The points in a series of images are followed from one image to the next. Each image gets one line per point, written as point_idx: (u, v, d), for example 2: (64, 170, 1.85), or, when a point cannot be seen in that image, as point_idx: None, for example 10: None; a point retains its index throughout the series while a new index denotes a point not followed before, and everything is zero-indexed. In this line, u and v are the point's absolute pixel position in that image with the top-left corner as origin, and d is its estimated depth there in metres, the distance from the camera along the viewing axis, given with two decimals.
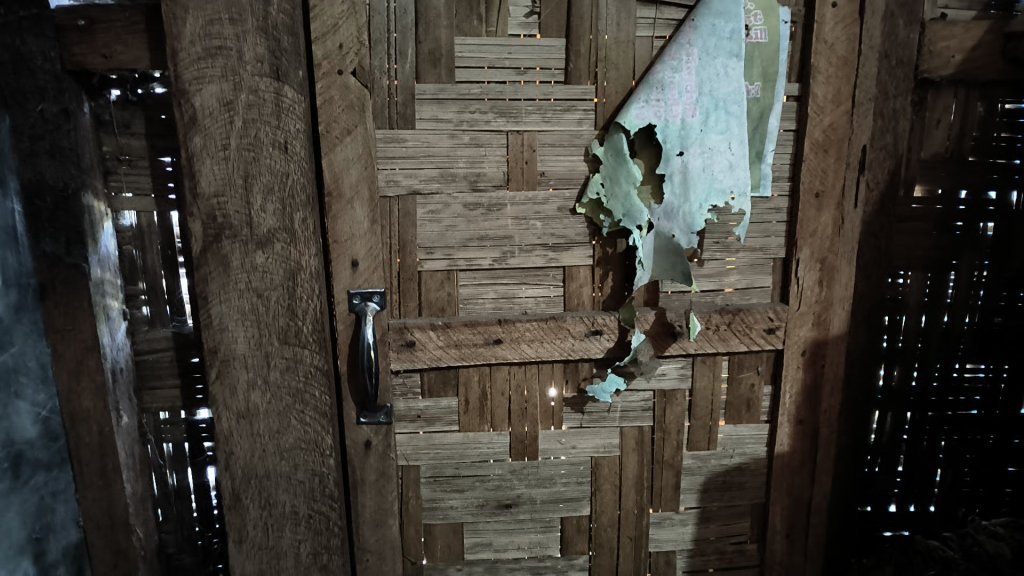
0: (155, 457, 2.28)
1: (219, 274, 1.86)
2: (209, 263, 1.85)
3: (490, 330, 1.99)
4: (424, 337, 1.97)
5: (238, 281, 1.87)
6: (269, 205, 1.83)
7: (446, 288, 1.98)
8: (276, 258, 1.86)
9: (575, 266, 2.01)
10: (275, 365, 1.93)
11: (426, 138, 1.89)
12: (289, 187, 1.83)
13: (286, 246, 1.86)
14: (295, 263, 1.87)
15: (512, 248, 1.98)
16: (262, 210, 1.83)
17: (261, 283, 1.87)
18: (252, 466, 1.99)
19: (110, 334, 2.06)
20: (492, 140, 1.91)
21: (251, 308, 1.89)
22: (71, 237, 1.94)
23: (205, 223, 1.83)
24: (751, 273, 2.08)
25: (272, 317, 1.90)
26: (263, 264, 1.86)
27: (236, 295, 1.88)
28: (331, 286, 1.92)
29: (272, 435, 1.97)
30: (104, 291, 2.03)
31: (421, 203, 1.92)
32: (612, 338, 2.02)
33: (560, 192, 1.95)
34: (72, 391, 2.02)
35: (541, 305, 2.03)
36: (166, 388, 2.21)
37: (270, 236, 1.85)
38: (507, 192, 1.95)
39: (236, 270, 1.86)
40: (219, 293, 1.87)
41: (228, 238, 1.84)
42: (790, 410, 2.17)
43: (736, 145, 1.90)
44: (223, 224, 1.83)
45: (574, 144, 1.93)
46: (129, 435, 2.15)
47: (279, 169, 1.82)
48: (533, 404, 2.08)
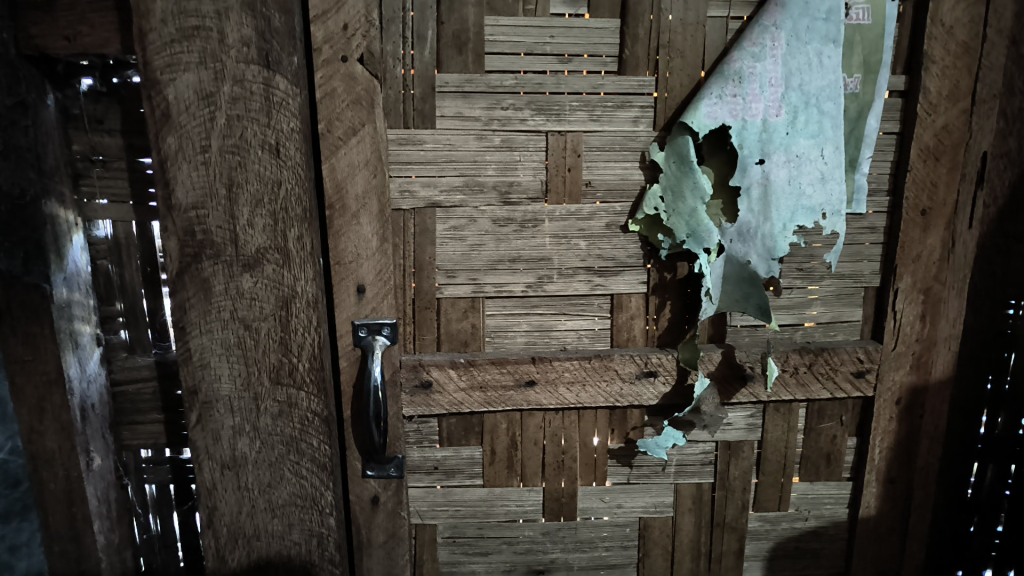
0: (135, 501, 2.00)
1: (199, 301, 1.56)
2: (188, 287, 1.55)
3: (522, 370, 1.66)
4: (443, 377, 1.65)
5: (221, 309, 1.57)
6: (259, 219, 1.52)
7: (470, 318, 1.66)
8: (267, 283, 1.56)
9: (626, 295, 1.67)
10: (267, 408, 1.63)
11: (449, 140, 1.56)
12: (282, 198, 1.51)
13: (278, 268, 1.55)
14: (289, 289, 1.56)
15: (549, 273, 1.65)
16: (250, 226, 1.53)
17: (249, 312, 1.57)
18: (240, 524, 1.69)
19: (79, 363, 1.76)
20: (528, 142, 1.58)
21: (237, 342, 1.59)
22: (30, 252, 1.64)
23: (182, 240, 1.53)
24: (838, 305, 1.72)
25: (262, 352, 1.59)
26: (251, 289, 1.56)
27: (220, 326, 1.58)
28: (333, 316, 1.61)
29: (263, 489, 1.67)
30: (71, 314, 1.74)
31: (442, 217, 1.60)
32: (668, 381, 1.68)
33: (609, 206, 1.61)
34: (35, 430, 1.73)
35: (584, 340, 1.70)
36: (149, 423, 1.91)
37: (258, 256, 1.54)
38: (546, 206, 1.61)
39: (220, 296, 1.56)
40: (200, 323, 1.57)
41: (209, 258, 1.54)
42: (879, 467, 1.82)
43: (830, 152, 1.52)
44: (204, 242, 1.53)
45: (627, 148, 1.59)
46: (103, 480, 1.86)
47: (271, 177, 1.50)
48: (572, 456, 1.75)
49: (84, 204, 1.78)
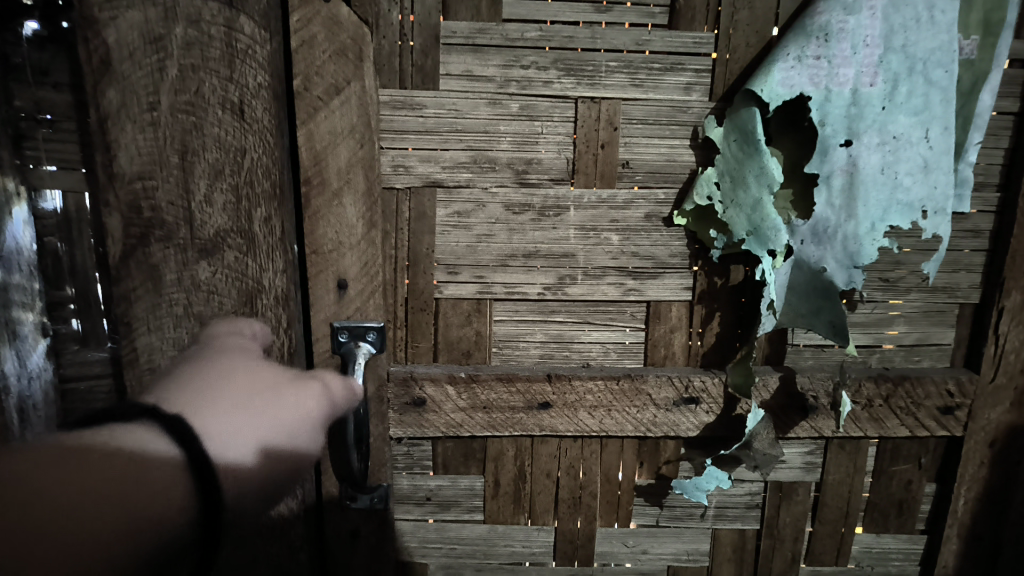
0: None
1: (148, 293, 1.26)
2: (133, 275, 1.24)
3: (535, 390, 1.37)
4: (439, 395, 1.36)
5: (173, 304, 1.27)
6: (218, 194, 1.23)
7: (474, 324, 1.37)
8: (228, 274, 1.27)
9: (665, 302, 1.37)
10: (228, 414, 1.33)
11: (455, 104, 1.26)
12: (246, 169, 1.22)
13: (241, 257, 1.26)
14: (255, 282, 1.28)
15: (573, 273, 1.35)
16: (207, 202, 1.23)
17: (206, 308, 1.28)
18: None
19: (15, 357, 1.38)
20: (553, 110, 1.27)
21: (192, 344, 1.30)
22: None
23: (127, 217, 1.21)
24: (925, 325, 1.41)
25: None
26: (209, 280, 1.27)
27: (171, 323, 1.28)
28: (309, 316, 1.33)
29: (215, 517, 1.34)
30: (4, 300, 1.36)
31: (443, 199, 1.30)
32: (712, 411, 1.38)
33: (649, 192, 1.31)
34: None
35: (612, 356, 1.40)
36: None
37: (217, 241, 1.25)
38: (572, 190, 1.30)
39: (171, 287, 1.26)
40: (149, 320, 1.28)
41: (158, 241, 1.23)
42: (962, 520, 1.50)
43: (937, 135, 1.19)
44: (152, 221, 1.23)
45: (675, 122, 1.28)
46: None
47: (232, 143, 1.21)
48: (590, 492, 1.47)
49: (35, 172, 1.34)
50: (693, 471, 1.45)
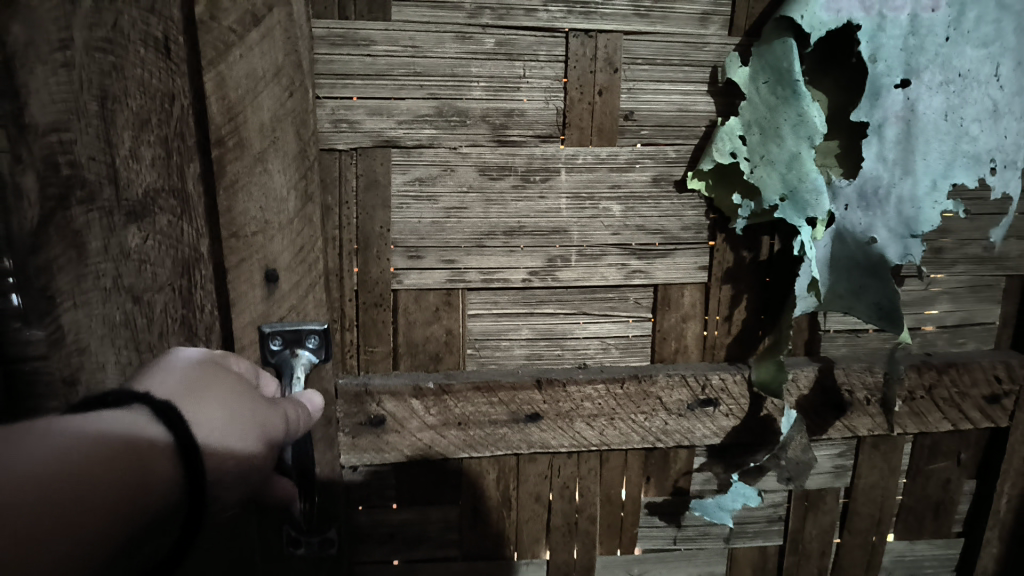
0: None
1: (69, 263, 0.98)
2: (53, 242, 0.97)
3: (522, 399, 1.11)
4: (402, 413, 1.09)
5: (99, 275, 0.99)
6: (144, 149, 0.96)
7: (444, 321, 1.09)
8: (159, 240, 1.00)
9: (675, 286, 1.13)
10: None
11: (413, 39, 0.97)
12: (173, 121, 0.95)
13: (174, 222, 0.99)
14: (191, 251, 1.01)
15: (565, 253, 1.09)
16: (133, 158, 0.96)
17: (138, 280, 1.01)
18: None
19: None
20: (538, 46, 1.00)
21: (126, 321, 1.02)
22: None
23: (42, 175, 0.94)
24: (970, 301, 1.21)
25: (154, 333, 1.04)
26: (138, 248, 0.99)
27: (98, 299, 1.00)
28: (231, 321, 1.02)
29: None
30: None
31: (400, 163, 1.02)
32: (732, 415, 1.16)
33: (657, 151, 1.06)
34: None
35: (614, 354, 1.15)
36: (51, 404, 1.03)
37: (146, 204, 0.98)
38: (563, 149, 1.04)
39: (97, 256, 0.98)
40: (76, 294, 1.00)
41: (79, 203, 0.96)
42: (1006, 521, 1.32)
43: (1009, 71, 0.96)
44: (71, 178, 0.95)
45: (688, 62, 1.03)
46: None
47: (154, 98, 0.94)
48: (588, 516, 1.23)
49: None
50: (716, 487, 1.23)
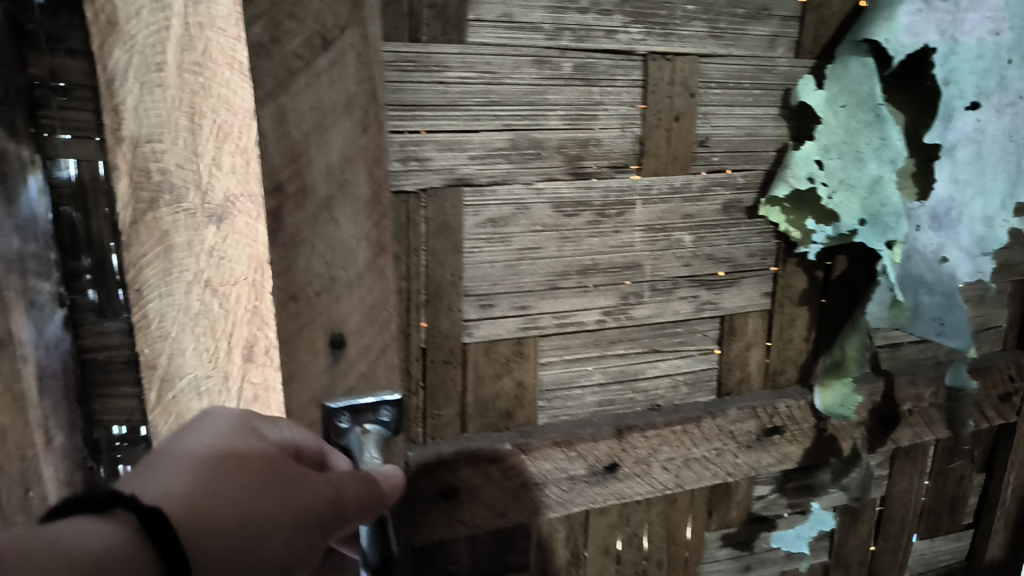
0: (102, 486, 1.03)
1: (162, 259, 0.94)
2: (142, 240, 0.93)
3: (600, 449, 1.02)
4: (475, 479, 0.98)
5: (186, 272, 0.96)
6: (226, 154, 0.96)
7: (515, 373, 0.99)
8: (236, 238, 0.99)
9: (741, 315, 1.09)
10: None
11: (490, 64, 0.86)
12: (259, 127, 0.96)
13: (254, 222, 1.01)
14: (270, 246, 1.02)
15: (639, 290, 1.01)
16: (216, 163, 0.95)
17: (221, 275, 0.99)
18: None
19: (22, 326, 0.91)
20: (617, 70, 0.92)
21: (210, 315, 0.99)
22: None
23: (134, 181, 0.91)
24: (986, 307, 1.27)
25: (230, 328, 1.01)
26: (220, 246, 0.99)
27: (180, 289, 0.96)
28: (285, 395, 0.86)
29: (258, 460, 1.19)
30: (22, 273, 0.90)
31: (472, 202, 0.90)
32: (795, 439, 1.14)
33: (728, 178, 1.02)
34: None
35: (682, 391, 1.09)
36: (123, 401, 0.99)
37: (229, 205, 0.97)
38: (639, 180, 0.97)
39: (182, 252, 0.95)
40: (161, 286, 0.95)
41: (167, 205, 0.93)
42: (1010, 508, 1.41)
43: None
44: (162, 183, 0.92)
45: (758, 85, 0.99)
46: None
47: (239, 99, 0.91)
48: (655, 561, 1.16)
49: (42, 137, 0.88)
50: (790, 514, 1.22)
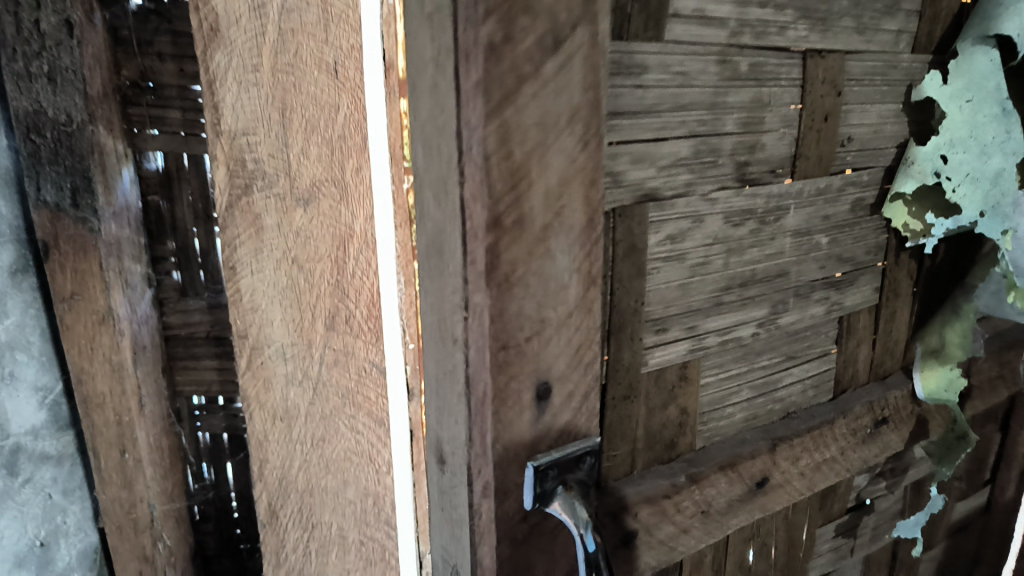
0: (187, 450, 1.80)
1: (250, 238, 1.32)
2: (238, 223, 1.32)
3: (756, 464, 0.97)
4: (654, 520, 0.89)
5: (274, 249, 1.30)
6: (310, 146, 1.17)
7: (680, 398, 0.91)
8: (323, 218, 1.20)
9: (856, 312, 1.08)
10: (439, 505, 0.82)
11: (683, 66, 0.77)
12: (338, 127, 1.12)
13: (335, 205, 1.17)
14: (346, 226, 1.17)
15: (785, 296, 0.97)
16: (303, 153, 1.19)
17: (304, 252, 1.25)
18: (290, 478, 1.43)
19: (128, 304, 1.46)
20: (783, 67, 0.86)
21: (292, 285, 1.28)
22: (80, 183, 1.32)
23: (232, 169, 1.29)
24: None
25: (313, 280, 1.26)
26: (304, 226, 1.23)
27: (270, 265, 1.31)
28: (478, 460, 0.72)
29: (314, 444, 1.38)
30: (122, 253, 1.43)
31: (656, 218, 0.81)
32: (898, 430, 1.14)
33: (859, 177, 1.00)
34: (98, 468, 1.52)
35: (809, 394, 1.07)
36: (204, 367, 1.70)
37: (313, 191, 1.19)
38: (792, 185, 0.92)
39: (272, 233, 1.28)
40: (253, 262, 1.32)
41: (259, 190, 1.27)
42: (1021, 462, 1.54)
43: None
44: (255, 171, 1.26)
45: (885, 80, 0.98)
46: (44, 490, 1.50)
47: (334, 58, 1.08)
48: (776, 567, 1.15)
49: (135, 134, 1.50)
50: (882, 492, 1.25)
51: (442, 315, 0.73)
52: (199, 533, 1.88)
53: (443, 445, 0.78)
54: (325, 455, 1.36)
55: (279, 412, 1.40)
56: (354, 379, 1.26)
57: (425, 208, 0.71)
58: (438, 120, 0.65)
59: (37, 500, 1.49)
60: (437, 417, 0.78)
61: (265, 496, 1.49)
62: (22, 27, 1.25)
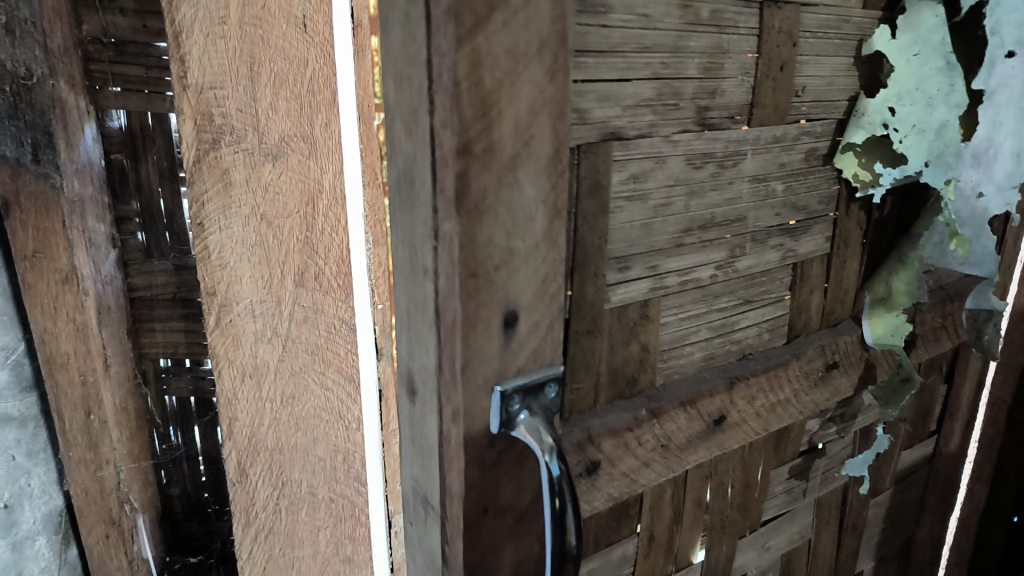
0: (154, 412, 1.92)
1: (219, 195, 1.22)
2: (205, 177, 1.20)
3: (714, 402, 1.02)
4: (617, 451, 0.92)
5: (242, 205, 1.23)
6: (280, 103, 1.17)
7: (642, 336, 0.95)
8: (290, 174, 1.22)
9: (810, 260, 1.13)
10: (410, 436, 0.78)
11: (646, 7, 0.80)
12: (308, 84, 1.16)
13: (305, 160, 1.21)
14: (316, 182, 1.22)
15: (742, 240, 1.02)
16: (272, 109, 1.18)
17: (272, 208, 1.23)
18: (258, 437, 1.36)
19: (92, 264, 1.50)
20: (741, 16, 0.90)
21: (259, 241, 1.25)
22: (41, 140, 1.35)
23: (197, 124, 1.17)
24: None
25: (281, 243, 1.26)
26: (273, 182, 1.22)
27: (239, 222, 1.24)
28: (449, 390, 0.68)
29: (284, 401, 1.34)
30: (85, 210, 1.45)
31: (619, 157, 0.84)
32: (850, 375, 1.20)
33: (813, 127, 1.04)
34: (62, 431, 1.54)
35: (765, 337, 1.12)
36: (171, 327, 1.85)
37: (282, 147, 1.20)
38: (749, 131, 0.96)
39: (240, 188, 1.22)
40: (219, 219, 1.24)
41: (227, 146, 1.19)
42: (965, 414, 1.62)
43: None
44: (223, 127, 1.17)
45: (838, 35, 1.02)
46: (8, 452, 1.46)
47: (302, 14, 1.14)
48: (732, 506, 1.20)
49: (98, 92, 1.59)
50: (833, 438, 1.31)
51: (411, 249, 0.70)
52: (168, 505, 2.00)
53: (414, 375, 0.74)
54: (294, 413, 1.35)
55: (249, 368, 1.32)
56: (323, 335, 1.30)
57: (395, 138, 0.68)
58: (406, 49, 0.64)
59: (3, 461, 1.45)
60: (407, 348, 0.74)
61: (235, 455, 1.36)
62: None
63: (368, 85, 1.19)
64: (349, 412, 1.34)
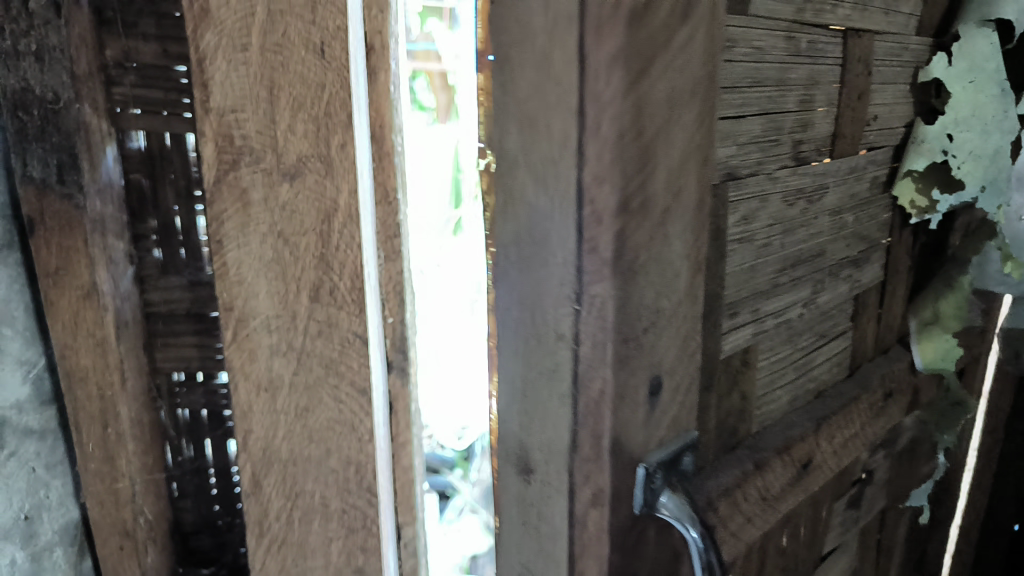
0: (165, 426, 1.61)
1: (237, 214, 1.25)
2: (225, 198, 1.24)
3: (802, 444, 1.02)
4: (730, 508, 0.91)
5: (260, 223, 1.26)
6: (299, 123, 1.22)
7: (743, 383, 0.94)
8: (306, 194, 1.25)
9: (868, 290, 1.15)
10: (524, 521, 0.86)
11: (760, 42, 0.79)
12: (326, 103, 1.20)
13: (321, 180, 1.24)
14: (333, 201, 1.26)
15: (821, 275, 1.02)
16: (290, 131, 1.22)
17: (290, 226, 1.26)
18: (273, 447, 1.38)
19: (112, 281, 1.39)
20: (830, 47, 0.90)
21: (276, 259, 1.28)
22: (66, 159, 1.28)
23: (219, 144, 1.21)
24: None
25: (300, 274, 1.29)
26: (290, 201, 1.25)
27: (257, 240, 1.27)
28: (595, 473, 0.75)
29: (298, 414, 1.37)
30: (106, 230, 1.36)
31: (734, 197, 0.82)
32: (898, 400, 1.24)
33: (876, 157, 1.05)
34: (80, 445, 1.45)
35: (833, 372, 1.13)
36: (185, 343, 1.56)
37: (298, 166, 1.24)
38: (832, 164, 0.97)
39: (257, 207, 1.25)
40: (238, 238, 1.26)
41: (248, 165, 1.23)
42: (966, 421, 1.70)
43: None
44: (243, 148, 1.21)
45: (900, 62, 1.04)
46: (27, 464, 1.42)
47: (320, 40, 1.18)
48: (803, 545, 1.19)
49: (117, 112, 1.39)
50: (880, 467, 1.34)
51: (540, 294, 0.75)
52: (178, 523, 1.67)
53: (533, 453, 0.82)
54: (308, 426, 1.37)
55: (264, 382, 1.34)
56: (336, 349, 1.33)
57: (525, 196, 0.73)
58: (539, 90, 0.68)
59: (22, 474, 1.41)
60: (526, 423, 0.81)
61: (247, 464, 1.38)
62: (9, 6, 1.21)
63: (385, 107, 1.24)
64: (361, 423, 1.37)
